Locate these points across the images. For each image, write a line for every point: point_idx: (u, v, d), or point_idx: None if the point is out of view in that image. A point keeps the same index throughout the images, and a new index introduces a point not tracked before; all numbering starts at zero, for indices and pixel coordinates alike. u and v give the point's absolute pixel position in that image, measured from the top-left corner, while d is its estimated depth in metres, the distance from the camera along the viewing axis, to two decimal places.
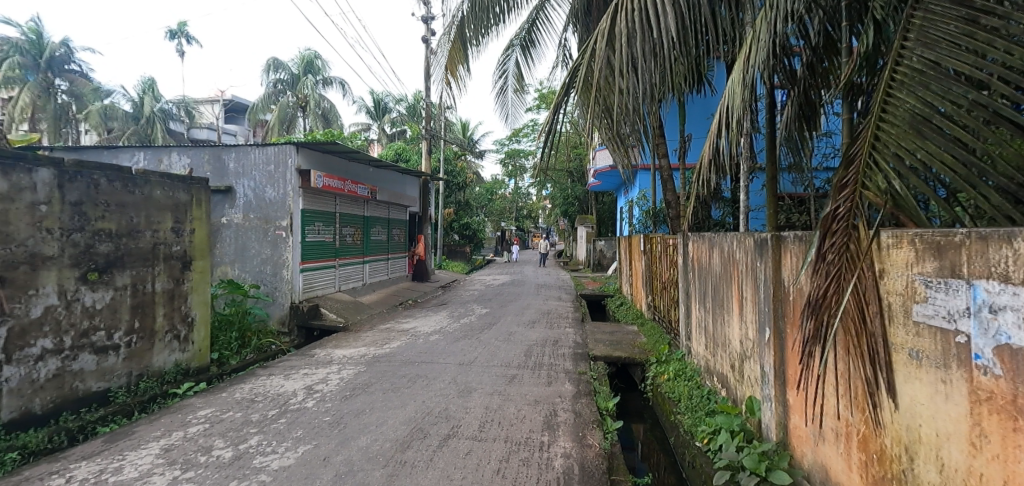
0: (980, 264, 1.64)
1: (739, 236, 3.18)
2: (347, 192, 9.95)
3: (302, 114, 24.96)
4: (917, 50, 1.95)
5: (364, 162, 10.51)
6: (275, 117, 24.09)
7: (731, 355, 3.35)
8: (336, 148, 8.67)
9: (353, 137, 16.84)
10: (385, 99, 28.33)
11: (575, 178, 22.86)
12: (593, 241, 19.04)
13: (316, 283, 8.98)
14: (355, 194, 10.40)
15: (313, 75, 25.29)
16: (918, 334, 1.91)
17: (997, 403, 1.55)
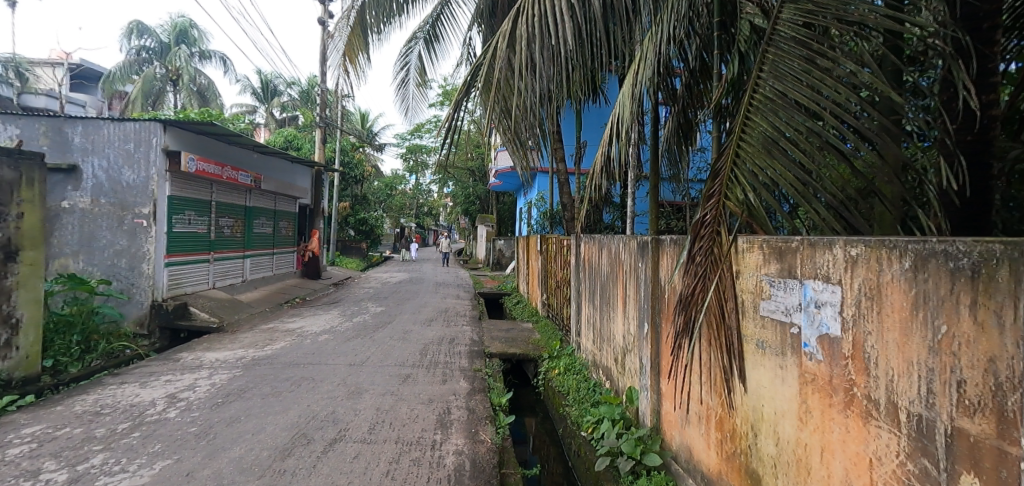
0: (809, 266, 1.93)
1: (624, 238, 3.42)
2: (225, 179, 9.08)
3: (173, 89, 22.17)
4: (770, 81, 2.25)
5: (249, 147, 9.64)
6: (138, 90, 21.15)
7: (615, 349, 3.58)
8: (214, 130, 7.84)
9: (235, 119, 15.27)
10: (276, 82, 26.31)
11: (477, 177, 23.10)
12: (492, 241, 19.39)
13: (184, 280, 8.03)
14: (236, 181, 9.50)
15: (187, 46, 22.65)
16: (764, 327, 2.21)
17: (819, 383, 1.86)
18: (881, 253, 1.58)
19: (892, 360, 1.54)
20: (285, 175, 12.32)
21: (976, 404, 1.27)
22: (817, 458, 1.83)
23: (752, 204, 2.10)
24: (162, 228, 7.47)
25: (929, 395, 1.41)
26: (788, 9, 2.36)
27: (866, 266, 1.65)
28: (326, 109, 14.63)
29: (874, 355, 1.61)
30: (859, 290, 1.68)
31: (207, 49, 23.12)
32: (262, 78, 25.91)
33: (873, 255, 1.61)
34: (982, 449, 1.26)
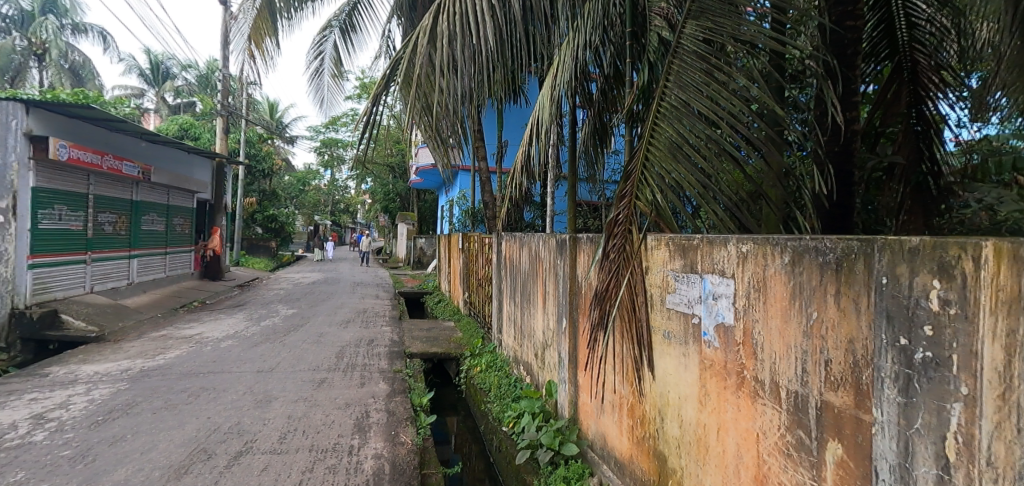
0: (708, 262, 2.09)
1: (544, 236, 3.51)
2: (106, 170, 8.10)
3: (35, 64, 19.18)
4: (675, 90, 2.42)
5: (135, 134, 8.67)
6: None
7: (535, 344, 3.67)
8: (91, 113, 6.95)
9: (116, 103, 13.58)
10: (168, 63, 23.78)
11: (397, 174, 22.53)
12: (413, 239, 19.02)
13: (52, 283, 7.00)
14: (119, 172, 8.51)
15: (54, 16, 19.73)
16: (670, 318, 2.35)
17: (716, 368, 2.01)
18: (766, 250, 1.77)
19: (776, 345, 1.72)
20: (180, 167, 11.17)
21: (839, 380, 1.49)
22: (714, 437, 1.98)
23: (659, 204, 2.26)
24: (23, 225, 6.47)
25: (804, 375, 1.61)
26: (690, 25, 2.50)
27: (754, 261, 1.83)
28: (229, 96, 13.51)
29: (760, 340, 1.79)
30: (749, 283, 1.86)
31: (81, 22, 20.32)
32: (151, 58, 23.33)
33: (761, 251, 1.79)
34: (844, 418, 1.48)
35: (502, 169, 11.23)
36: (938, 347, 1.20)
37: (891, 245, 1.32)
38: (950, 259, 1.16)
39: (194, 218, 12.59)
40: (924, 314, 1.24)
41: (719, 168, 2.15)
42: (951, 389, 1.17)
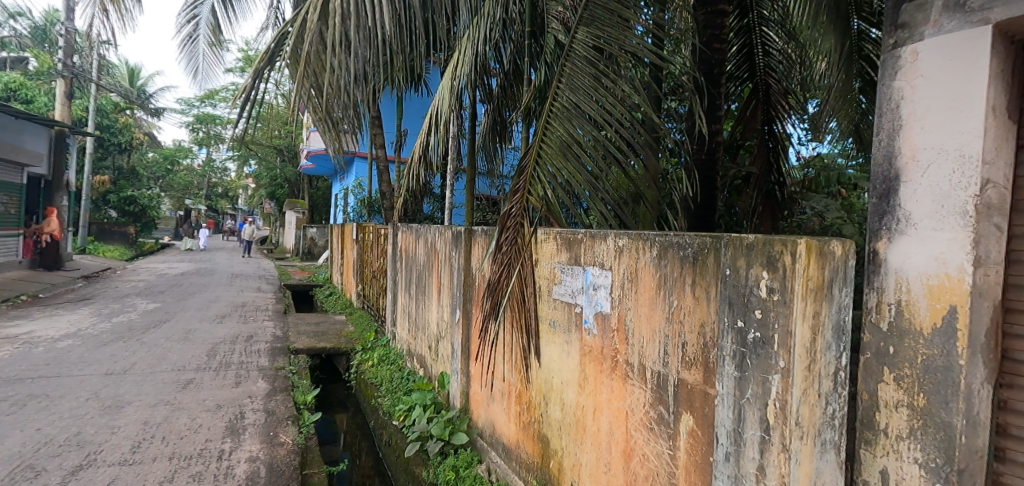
0: (590, 255, 2.18)
1: (440, 228, 3.49)
2: None
3: None
4: (566, 92, 2.54)
5: None
6: None
7: (429, 336, 3.65)
8: None
9: None
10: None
11: (286, 158, 20.87)
12: (303, 228, 17.78)
13: None
14: None
15: None
16: (556, 307, 2.43)
17: (594, 353, 2.12)
18: (639, 245, 1.91)
19: (644, 330, 1.88)
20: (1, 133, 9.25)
21: (693, 359, 1.67)
22: (591, 418, 2.12)
23: (549, 199, 2.38)
24: None
25: (665, 356, 1.78)
26: (581, 31, 2.63)
27: (628, 255, 1.96)
28: (72, 54, 11.44)
29: (632, 325, 1.93)
30: (623, 274, 1.99)
31: None
32: None
33: (634, 245, 1.93)
34: (695, 393, 1.67)
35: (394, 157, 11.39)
36: (766, 328, 1.41)
37: (733, 241, 1.51)
38: (777, 255, 1.38)
39: (21, 195, 10.48)
40: (755, 301, 1.44)
41: (604, 168, 2.31)
42: (774, 364, 1.39)
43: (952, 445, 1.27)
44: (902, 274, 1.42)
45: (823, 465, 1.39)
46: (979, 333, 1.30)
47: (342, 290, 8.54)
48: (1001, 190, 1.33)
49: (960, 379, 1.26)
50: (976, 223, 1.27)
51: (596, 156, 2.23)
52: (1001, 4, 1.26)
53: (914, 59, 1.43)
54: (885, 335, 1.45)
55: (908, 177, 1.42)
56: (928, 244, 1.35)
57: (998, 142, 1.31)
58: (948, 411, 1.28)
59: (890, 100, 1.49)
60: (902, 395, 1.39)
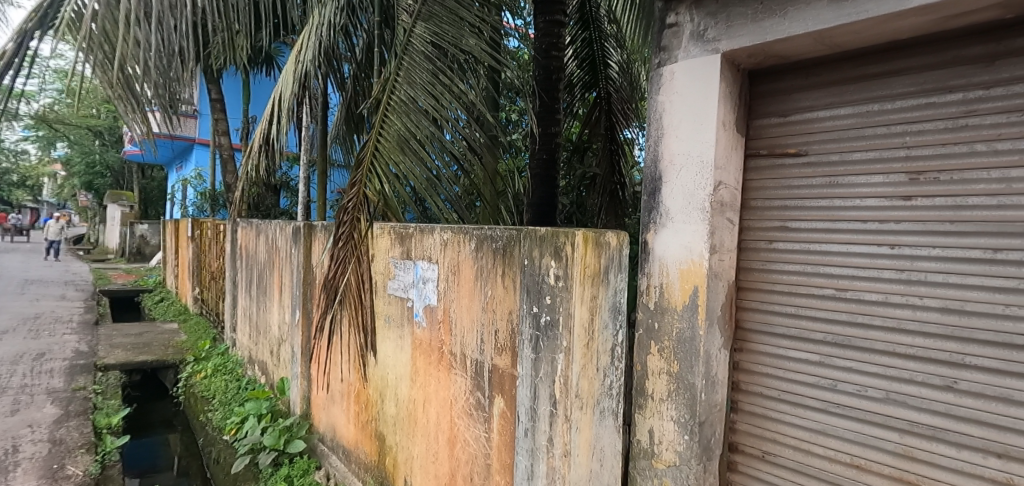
0: (420, 249, 2.20)
1: (280, 224, 3.26)
2: None
3: None
4: (405, 86, 2.51)
5: None
6: None
7: (270, 341, 3.40)
8: None
9: None
10: None
11: (111, 142, 17.71)
12: (133, 225, 15.27)
13: None
14: None
15: None
16: (390, 303, 2.40)
17: (423, 346, 2.14)
18: (461, 239, 1.97)
19: (465, 320, 1.95)
20: None
21: (503, 346, 1.78)
22: (421, 410, 2.14)
23: (388, 194, 2.33)
24: None
25: (481, 344, 1.88)
26: (420, 26, 2.64)
27: (452, 248, 2.02)
28: None
29: (455, 317, 1.99)
30: (447, 266, 2.04)
31: None
32: None
33: (456, 239, 2.00)
34: (505, 377, 1.78)
35: (239, 145, 10.79)
36: (554, 311, 1.57)
37: (530, 233, 1.66)
38: (562, 245, 1.55)
39: None
40: (546, 288, 1.60)
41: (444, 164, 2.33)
42: (559, 344, 1.55)
43: (694, 402, 1.54)
44: (664, 260, 1.66)
45: (602, 430, 1.59)
46: (716, 307, 1.58)
47: (179, 294, 7.48)
48: (732, 190, 1.63)
49: (700, 346, 1.54)
50: (710, 217, 1.54)
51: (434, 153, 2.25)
52: (725, 38, 1.55)
53: (671, 78, 1.67)
54: (652, 312, 1.69)
55: (667, 178, 1.66)
56: (680, 235, 1.61)
57: (728, 151, 1.60)
58: (692, 374, 1.55)
59: (655, 112, 1.72)
60: (664, 364, 1.64)
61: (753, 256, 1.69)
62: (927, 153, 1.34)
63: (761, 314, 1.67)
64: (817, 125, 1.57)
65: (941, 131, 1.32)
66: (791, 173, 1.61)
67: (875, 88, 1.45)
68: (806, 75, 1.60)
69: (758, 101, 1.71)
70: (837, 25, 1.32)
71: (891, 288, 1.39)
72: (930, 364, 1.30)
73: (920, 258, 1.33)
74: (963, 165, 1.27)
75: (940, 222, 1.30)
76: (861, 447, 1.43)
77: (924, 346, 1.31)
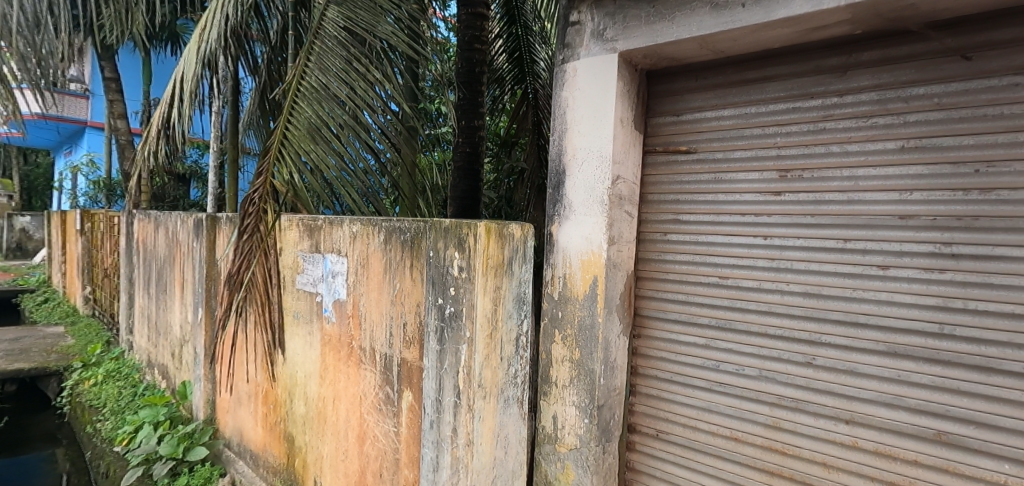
0: (328, 241, 2.12)
1: (181, 216, 3.02)
2: None
3: None
4: (316, 71, 2.37)
5: None
6: None
7: (171, 342, 3.15)
8: None
9: None
10: None
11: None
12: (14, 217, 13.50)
13: None
14: None
15: None
16: (299, 298, 2.30)
17: (333, 342, 2.08)
18: (369, 231, 1.93)
19: (374, 313, 1.91)
20: None
21: (411, 339, 1.76)
22: (330, 408, 2.08)
23: (298, 185, 2.19)
24: None
25: (390, 338, 1.84)
26: (332, 9, 2.51)
27: (361, 240, 1.97)
28: None
29: (365, 310, 1.95)
30: (357, 259, 1.98)
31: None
32: None
33: (365, 231, 1.94)
34: (413, 370, 1.76)
35: (139, 130, 9.91)
36: (458, 303, 1.58)
37: (435, 224, 1.65)
38: (465, 237, 1.56)
39: None
40: (451, 279, 1.60)
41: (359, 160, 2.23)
42: (463, 335, 1.56)
43: (594, 386, 1.62)
44: (566, 252, 1.71)
45: (505, 418, 1.66)
46: (614, 296, 1.66)
47: (67, 294, 6.73)
48: (630, 184, 1.71)
49: (599, 333, 1.61)
50: (608, 210, 1.61)
51: (353, 148, 2.18)
52: (622, 38, 1.62)
53: (574, 74, 1.72)
54: (556, 302, 1.74)
55: (571, 172, 1.71)
56: (582, 227, 1.67)
57: (626, 147, 1.68)
58: (592, 359, 1.62)
59: (559, 107, 1.76)
60: (566, 351, 1.70)
61: (649, 247, 1.78)
62: (793, 154, 1.50)
63: (656, 302, 1.77)
64: (704, 125, 1.68)
65: (805, 134, 1.48)
66: (682, 169, 1.72)
67: (752, 93, 1.59)
68: (695, 78, 1.71)
69: (654, 100, 1.81)
70: (717, 31, 1.43)
71: (763, 275, 1.54)
72: (792, 343, 1.49)
73: (786, 248, 1.50)
74: (823, 164, 1.45)
75: (802, 215, 1.48)
76: (738, 421, 1.58)
77: (789, 327, 1.49)
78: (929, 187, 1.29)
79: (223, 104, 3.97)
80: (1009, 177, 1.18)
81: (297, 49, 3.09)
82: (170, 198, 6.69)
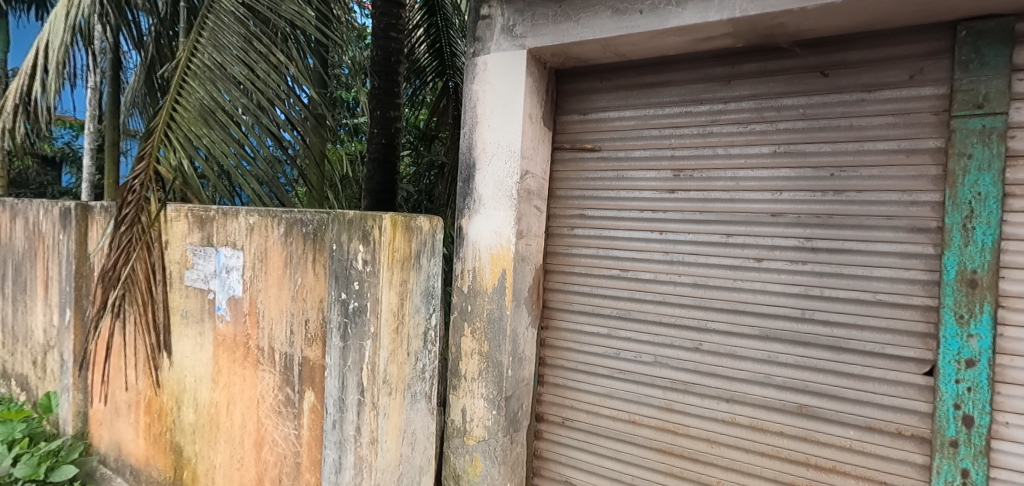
0: (223, 234, 1.96)
1: (44, 204, 2.64)
2: None
3: None
4: (209, 49, 2.11)
5: None
6: None
7: (32, 349, 2.74)
8: None
9: None
10: None
11: None
12: None
13: None
14: None
15: None
16: (188, 296, 2.09)
17: (227, 343, 1.92)
18: (268, 222, 1.80)
19: (274, 310, 1.79)
20: None
21: (313, 336, 1.68)
22: (224, 413, 1.92)
23: (187, 172, 1.94)
24: None
25: (291, 336, 1.74)
26: None
27: (259, 233, 1.83)
28: None
29: (263, 307, 1.82)
30: (254, 253, 1.85)
31: None
32: None
33: (264, 223, 1.82)
34: (316, 368, 1.67)
35: None
36: (362, 297, 1.52)
37: (338, 216, 1.58)
38: (369, 230, 1.51)
39: None
40: (355, 274, 1.55)
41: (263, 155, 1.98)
42: (367, 331, 1.51)
43: (501, 378, 1.64)
44: (476, 245, 1.72)
45: (413, 414, 1.65)
46: (523, 288, 1.69)
47: None
48: (539, 179, 1.75)
49: (507, 325, 1.64)
50: (517, 204, 1.64)
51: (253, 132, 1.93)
52: (531, 35, 1.65)
53: (484, 68, 1.73)
54: (466, 296, 1.74)
55: (481, 165, 1.71)
56: (491, 220, 1.68)
57: (535, 143, 1.72)
58: (500, 352, 1.65)
59: (470, 100, 1.76)
60: (476, 344, 1.71)
61: (558, 240, 1.84)
62: (686, 155, 1.62)
63: (563, 294, 1.82)
64: (608, 124, 1.76)
65: (695, 136, 1.60)
66: (588, 166, 1.79)
67: (650, 96, 1.69)
68: (600, 79, 1.79)
69: (562, 98, 1.86)
70: (618, 35, 1.50)
71: (659, 267, 1.65)
72: (682, 330, 1.61)
73: (679, 242, 1.62)
74: (710, 165, 1.58)
75: (692, 212, 1.60)
76: (636, 405, 1.68)
77: (680, 314, 1.61)
78: (795, 188, 1.46)
79: (100, 79, 3.51)
80: (857, 182, 1.38)
81: (191, 24, 2.75)
82: (35, 184, 6.09)
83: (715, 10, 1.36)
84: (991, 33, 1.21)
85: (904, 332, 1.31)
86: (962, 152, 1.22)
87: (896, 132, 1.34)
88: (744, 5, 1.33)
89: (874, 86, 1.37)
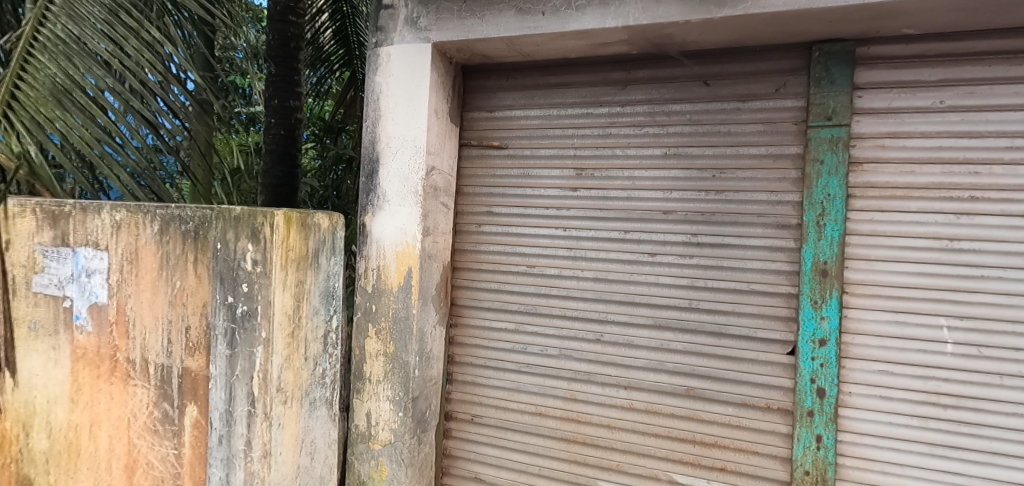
0: (81, 232, 1.67)
1: None
2: None
3: None
4: (62, 19, 1.63)
5: None
6: None
7: None
8: None
9: None
10: None
11: None
12: None
13: None
14: None
15: None
16: (34, 305, 1.75)
17: (89, 356, 1.68)
18: (138, 219, 1.58)
19: (146, 318, 1.59)
20: None
21: (196, 344, 1.52)
22: (86, 437, 1.68)
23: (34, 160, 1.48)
24: None
25: (168, 346, 1.56)
26: None
27: (127, 231, 1.60)
28: None
29: (133, 314, 1.61)
30: (122, 254, 1.62)
31: None
32: None
33: (132, 219, 1.59)
34: (199, 380, 1.52)
35: None
36: (252, 301, 1.40)
37: (222, 212, 1.43)
38: (259, 227, 1.39)
39: None
40: (243, 275, 1.41)
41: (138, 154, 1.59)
42: (258, 336, 1.40)
43: (408, 379, 1.61)
44: (380, 243, 1.66)
45: (312, 422, 1.57)
46: (429, 286, 1.67)
47: None
48: (444, 176, 1.74)
49: (412, 325, 1.61)
50: (422, 201, 1.61)
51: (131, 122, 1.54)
52: (435, 29, 1.62)
53: (387, 59, 1.67)
54: (370, 296, 1.67)
55: (385, 160, 1.66)
56: (395, 217, 1.63)
57: (440, 139, 1.70)
58: (406, 352, 1.61)
59: (372, 92, 1.68)
60: (380, 346, 1.65)
61: (466, 238, 1.83)
62: (587, 155, 1.68)
63: (472, 291, 1.82)
64: (514, 122, 1.78)
65: (595, 137, 1.67)
66: (495, 164, 1.80)
67: (553, 96, 1.73)
68: (507, 78, 1.80)
69: (469, 95, 1.85)
70: (522, 34, 1.52)
71: (563, 263, 1.70)
72: (584, 323, 1.67)
73: (581, 239, 1.68)
74: (609, 165, 1.66)
75: (593, 209, 1.67)
76: (542, 397, 1.72)
77: (583, 308, 1.68)
78: (682, 188, 1.57)
79: None
80: (734, 183, 1.52)
81: None
82: None
83: (611, 17, 1.43)
84: (838, 55, 1.41)
85: (770, 317, 1.48)
86: (816, 158, 1.42)
87: (764, 139, 1.50)
88: (636, 14, 1.41)
89: (747, 96, 1.52)
